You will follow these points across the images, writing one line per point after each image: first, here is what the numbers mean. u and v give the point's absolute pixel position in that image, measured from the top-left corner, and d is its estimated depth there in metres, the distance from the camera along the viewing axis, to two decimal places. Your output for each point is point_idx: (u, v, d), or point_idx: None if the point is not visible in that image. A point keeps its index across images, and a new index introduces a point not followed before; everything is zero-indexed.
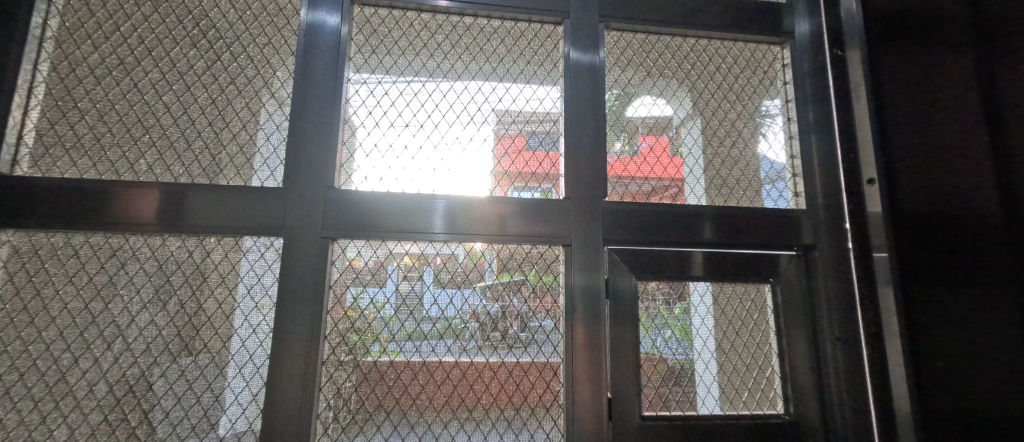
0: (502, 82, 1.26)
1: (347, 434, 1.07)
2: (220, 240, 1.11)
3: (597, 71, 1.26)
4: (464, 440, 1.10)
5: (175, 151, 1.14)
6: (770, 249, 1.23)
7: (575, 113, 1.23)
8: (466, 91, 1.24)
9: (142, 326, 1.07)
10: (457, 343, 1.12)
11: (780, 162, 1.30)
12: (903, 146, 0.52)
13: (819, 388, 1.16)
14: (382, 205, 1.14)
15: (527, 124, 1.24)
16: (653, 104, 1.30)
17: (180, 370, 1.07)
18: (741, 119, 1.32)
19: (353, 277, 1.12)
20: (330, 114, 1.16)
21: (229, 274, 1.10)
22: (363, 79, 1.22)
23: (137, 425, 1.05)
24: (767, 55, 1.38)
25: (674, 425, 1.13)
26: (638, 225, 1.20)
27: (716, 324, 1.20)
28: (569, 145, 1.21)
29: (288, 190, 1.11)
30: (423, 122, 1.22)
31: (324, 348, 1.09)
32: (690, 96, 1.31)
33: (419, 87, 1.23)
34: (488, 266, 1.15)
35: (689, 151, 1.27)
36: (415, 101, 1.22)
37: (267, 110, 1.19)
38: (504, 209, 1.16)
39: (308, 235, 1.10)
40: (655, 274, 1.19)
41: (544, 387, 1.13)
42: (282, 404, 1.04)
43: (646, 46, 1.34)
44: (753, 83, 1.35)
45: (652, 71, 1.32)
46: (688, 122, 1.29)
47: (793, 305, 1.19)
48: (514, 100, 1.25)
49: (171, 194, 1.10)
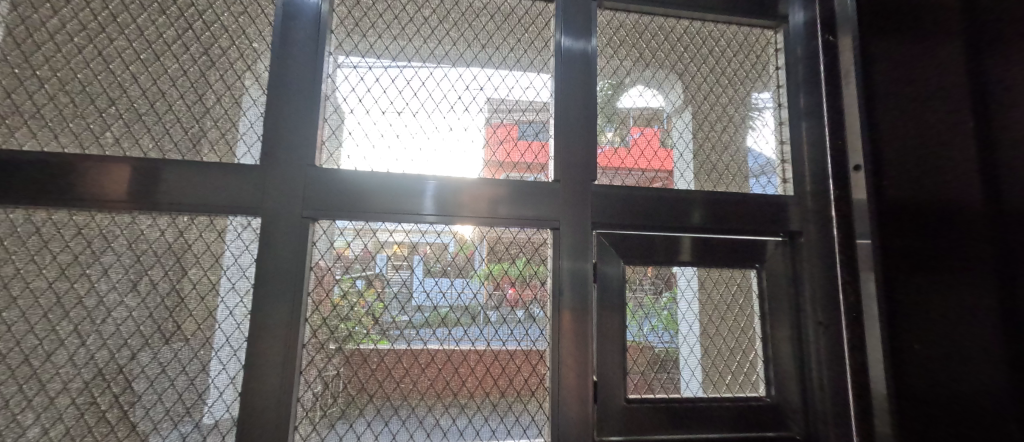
0: (495, 70, 1.36)
1: (331, 417, 1.17)
2: (193, 220, 1.16)
3: (589, 60, 1.37)
4: (448, 421, 1.20)
5: (145, 124, 1.18)
6: (757, 236, 1.38)
7: (566, 96, 1.34)
8: (460, 78, 1.34)
9: (111, 307, 1.11)
10: (446, 330, 1.23)
11: (768, 154, 1.45)
12: (889, 127, 0.44)
13: (801, 370, 1.32)
14: (374, 186, 1.21)
15: (519, 113, 1.36)
16: (643, 95, 1.44)
17: (152, 353, 1.12)
18: (732, 104, 1.47)
19: (342, 265, 1.21)
20: (309, 90, 1.23)
21: (204, 254, 1.15)
22: (352, 59, 1.29)
23: (108, 409, 1.09)
24: (760, 38, 1.52)
25: (659, 406, 1.28)
26: (628, 212, 1.32)
27: (701, 309, 1.36)
28: (558, 132, 1.32)
29: (266, 168, 1.17)
30: (408, 107, 1.30)
31: (306, 331, 1.17)
32: (681, 83, 1.46)
33: (414, 74, 1.31)
34: (478, 255, 1.26)
35: (679, 141, 1.42)
36: (408, 87, 1.31)
37: (242, 83, 1.23)
38: (493, 194, 1.26)
39: (289, 215, 1.17)
40: (645, 260, 1.33)
41: (529, 370, 1.24)
42: (262, 389, 1.11)
43: (639, 27, 1.47)
44: (745, 67, 1.50)
45: (645, 54, 1.45)
46: (681, 111, 1.44)
47: (777, 290, 1.35)
48: (507, 87, 1.36)
49: (139, 168, 1.13)
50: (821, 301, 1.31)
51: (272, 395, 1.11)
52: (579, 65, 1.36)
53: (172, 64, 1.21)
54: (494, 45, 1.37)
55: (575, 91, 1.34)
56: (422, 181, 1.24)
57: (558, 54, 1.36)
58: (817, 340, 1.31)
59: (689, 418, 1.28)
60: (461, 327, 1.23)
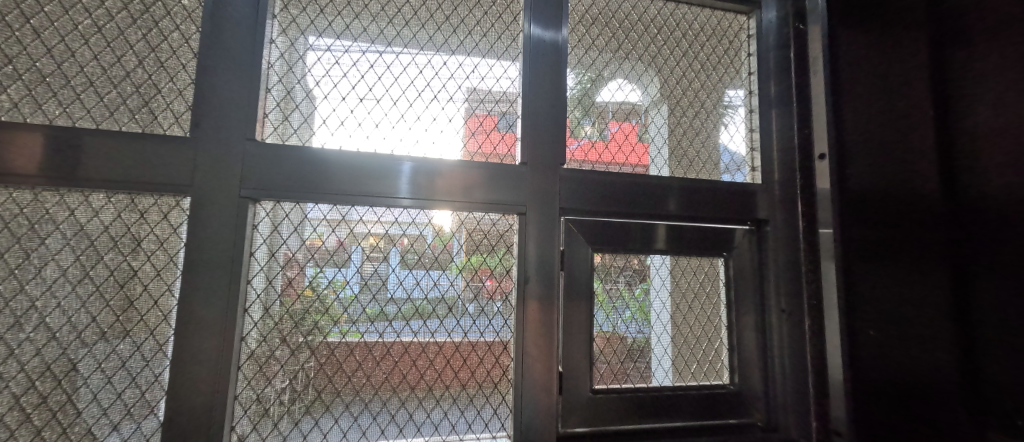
0: (470, 58, 1.32)
1: (274, 415, 1.12)
2: (111, 198, 1.07)
3: (560, 50, 1.34)
4: (405, 416, 1.18)
5: (52, 87, 1.07)
6: (726, 224, 1.41)
7: (539, 80, 1.32)
8: (435, 64, 1.29)
9: (9, 297, 1.01)
10: (422, 323, 1.20)
11: (740, 152, 1.48)
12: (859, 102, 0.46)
13: (762, 358, 1.36)
14: (344, 168, 1.16)
15: (496, 104, 1.32)
16: (620, 89, 1.43)
17: (61, 347, 1.03)
18: (704, 90, 1.49)
19: (313, 256, 1.16)
20: (247, 57, 1.15)
21: (122, 236, 1.07)
22: (320, 44, 1.22)
23: (6, 411, 1.00)
24: (733, 24, 1.54)
25: (623, 396, 1.29)
26: (600, 196, 1.32)
27: (670, 298, 1.38)
28: (531, 121, 1.30)
29: (195, 139, 1.10)
30: (381, 92, 1.24)
31: (245, 323, 1.12)
32: (657, 77, 1.46)
33: (387, 59, 1.25)
34: (457, 248, 1.23)
35: (655, 137, 1.42)
36: (382, 73, 1.25)
37: (171, 46, 1.14)
38: (466, 179, 1.23)
39: (226, 195, 1.10)
40: (620, 249, 1.34)
41: (493, 362, 1.23)
42: (191, 387, 1.04)
43: (613, 6, 1.45)
44: (718, 52, 1.51)
45: (618, 34, 1.45)
46: (656, 106, 1.44)
47: (741, 279, 1.39)
48: (482, 77, 1.32)
49: (42, 138, 1.02)
50: (784, 290, 1.35)
51: (216, 390, 1.05)
52: (549, 54, 1.33)
53: (84, 20, 1.10)
54: (461, 30, 1.32)
55: (544, 80, 1.32)
56: (383, 162, 1.18)
57: (528, 42, 1.32)
58: (778, 329, 1.35)
59: (653, 406, 1.31)
60: (435, 318, 1.21)
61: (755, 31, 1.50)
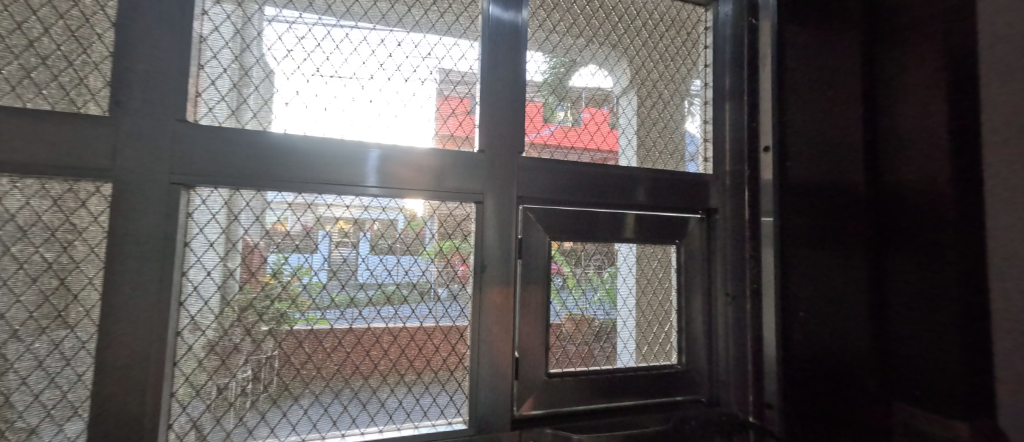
0: (443, 39, 1.29)
1: (216, 412, 1.08)
2: (16, 184, 0.98)
3: (519, 34, 1.31)
4: (356, 407, 1.17)
5: None
6: (681, 213, 1.46)
7: (494, 63, 1.28)
8: (407, 44, 1.26)
9: None
10: (393, 309, 1.19)
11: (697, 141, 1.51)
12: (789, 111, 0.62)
13: (707, 340, 1.42)
14: (309, 155, 1.11)
15: (469, 87, 1.30)
16: (594, 75, 1.48)
17: None
18: (662, 81, 1.54)
19: (276, 243, 1.11)
20: (172, 29, 1.06)
21: (33, 225, 0.99)
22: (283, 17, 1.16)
23: None
24: (693, 15, 1.55)
25: (579, 378, 1.34)
26: (573, 186, 1.34)
27: (635, 283, 1.46)
28: (485, 105, 1.27)
29: (112, 119, 1.01)
30: (349, 72, 1.20)
31: (179, 317, 1.06)
32: (626, 65, 1.51)
33: (356, 37, 1.21)
34: (429, 234, 1.22)
35: (626, 125, 1.48)
36: (351, 52, 1.21)
37: (83, 15, 1.04)
38: (437, 166, 1.20)
39: (151, 180, 1.02)
40: (589, 235, 1.37)
41: (448, 350, 1.24)
42: (117, 386, 0.98)
43: None
44: (676, 44, 1.55)
45: (580, 22, 1.46)
46: (627, 93, 1.51)
47: (690, 265, 1.44)
48: (457, 59, 1.30)
49: None
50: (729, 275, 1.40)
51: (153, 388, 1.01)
52: (506, 38, 1.30)
53: None
54: (419, 9, 1.27)
55: (503, 63, 1.29)
56: (348, 147, 1.14)
57: (484, 25, 1.29)
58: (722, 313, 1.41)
59: (607, 387, 1.36)
60: (406, 305, 1.21)
61: (711, 23, 1.51)
